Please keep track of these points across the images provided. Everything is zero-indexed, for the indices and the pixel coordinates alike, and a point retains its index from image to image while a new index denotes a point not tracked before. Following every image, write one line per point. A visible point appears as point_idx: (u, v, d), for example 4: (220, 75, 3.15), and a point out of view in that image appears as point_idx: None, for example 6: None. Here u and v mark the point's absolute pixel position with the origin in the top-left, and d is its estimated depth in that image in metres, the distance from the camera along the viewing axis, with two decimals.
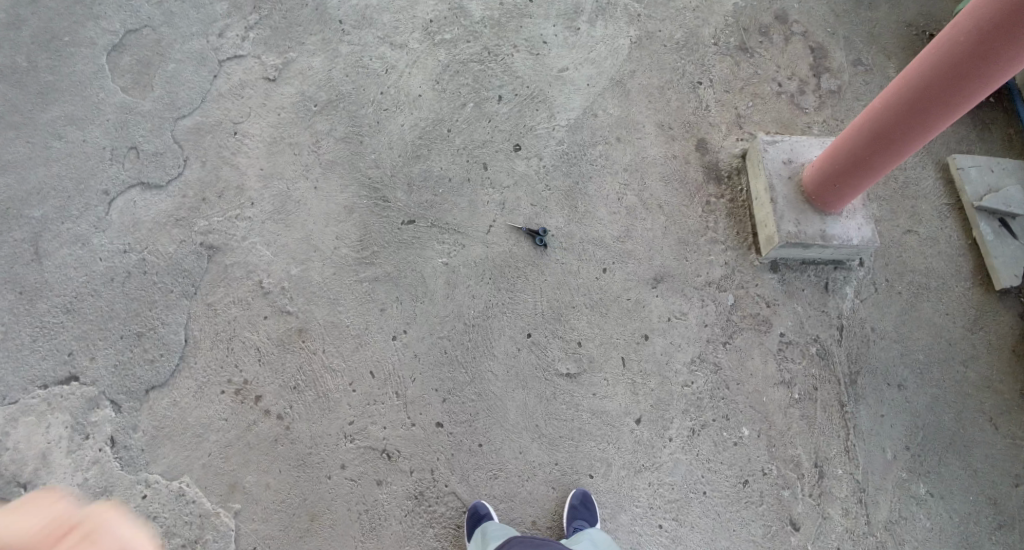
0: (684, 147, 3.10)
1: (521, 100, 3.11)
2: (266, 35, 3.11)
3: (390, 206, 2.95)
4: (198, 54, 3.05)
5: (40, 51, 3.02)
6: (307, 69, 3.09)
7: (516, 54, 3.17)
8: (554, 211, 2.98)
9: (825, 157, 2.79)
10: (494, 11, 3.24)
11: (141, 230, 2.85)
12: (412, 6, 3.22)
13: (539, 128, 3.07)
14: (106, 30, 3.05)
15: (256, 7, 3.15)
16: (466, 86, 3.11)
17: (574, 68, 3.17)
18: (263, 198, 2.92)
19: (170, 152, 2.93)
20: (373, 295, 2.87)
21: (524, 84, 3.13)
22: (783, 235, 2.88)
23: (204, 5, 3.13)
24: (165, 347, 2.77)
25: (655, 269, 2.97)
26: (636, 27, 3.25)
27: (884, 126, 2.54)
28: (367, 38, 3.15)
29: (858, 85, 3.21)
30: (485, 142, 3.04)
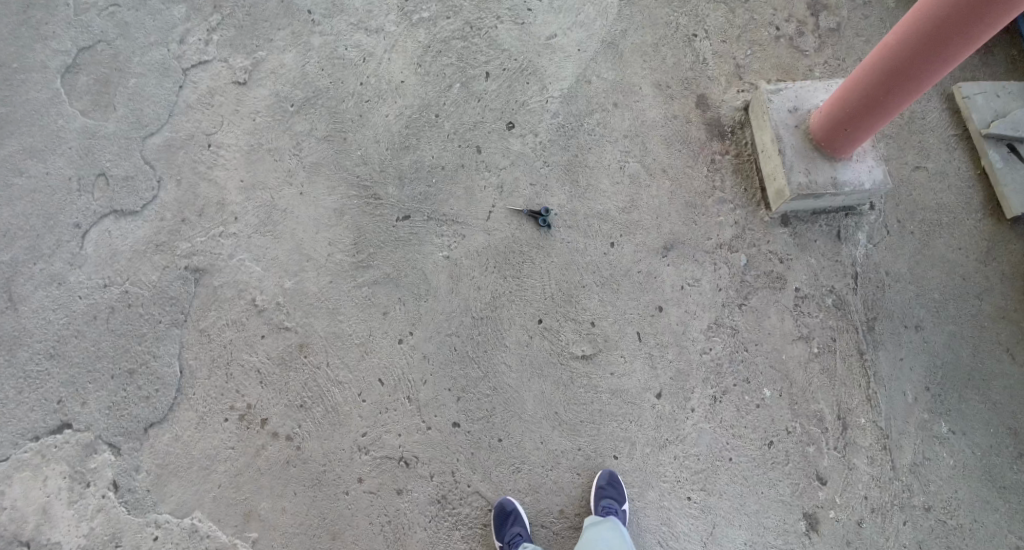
0: (684, 105, 2.95)
1: (509, 75, 2.94)
2: (230, 35, 2.91)
3: (383, 202, 2.79)
4: (160, 65, 2.85)
5: None
6: (279, 67, 2.90)
7: (500, 26, 3.00)
8: (555, 189, 2.84)
9: (835, 99, 2.66)
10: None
11: (121, 261, 2.67)
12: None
13: (532, 103, 2.91)
14: (57, 50, 2.84)
15: (217, 7, 2.94)
16: (451, 66, 2.94)
17: (562, 34, 3.00)
18: (246, 211, 2.75)
19: (142, 173, 2.74)
20: (374, 300, 2.71)
21: (511, 57, 2.96)
22: (794, 188, 2.76)
23: (159, 11, 2.92)
24: (160, 382, 2.60)
25: (663, 237, 2.84)
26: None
27: (901, 62, 2.40)
28: (339, 26, 2.96)
29: (858, 20, 3.06)
30: (476, 123, 2.88)
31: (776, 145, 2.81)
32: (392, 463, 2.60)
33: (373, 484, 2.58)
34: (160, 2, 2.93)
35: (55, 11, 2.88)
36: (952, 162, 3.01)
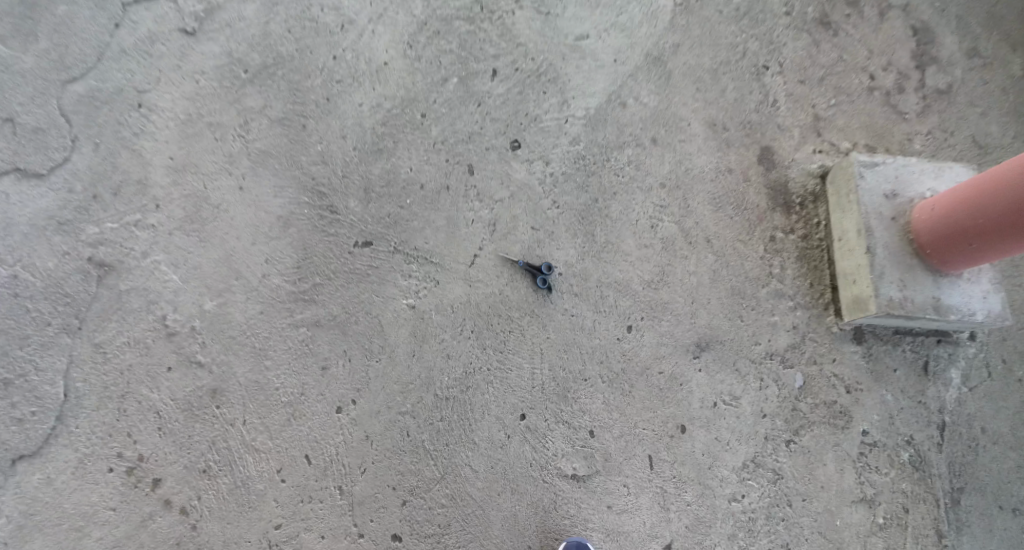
0: (741, 156, 2.25)
1: (522, 77, 2.16)
2: None
3: (340, 219, 2.00)
4: None
5: None
6: (236, 18, 2.11)
7: (517, 13, 2.20)
8: (563, 242, 2.13)
9: (968, 201, 2.02)
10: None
11: (12, 236, 1.97)
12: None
13: (545, 118, 2.11)
14: None
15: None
16: (450, 53, 2.16)
17: (597, 33, 2.22)
18: (172, 199, 1.97)
19: (55, 127, 2.01)
20: (314, 348, 2.03)
21: (528, 55, 2.18)
22: (884, 304, 2.11)
23: None
24: (38, 404, 1.95)
25: (698, 332, 2.18)
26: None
27: None
28: None
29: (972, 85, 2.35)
30: (472, 133, 2.09)
31: (863, 238, 2.16)
32: None
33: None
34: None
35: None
36: None
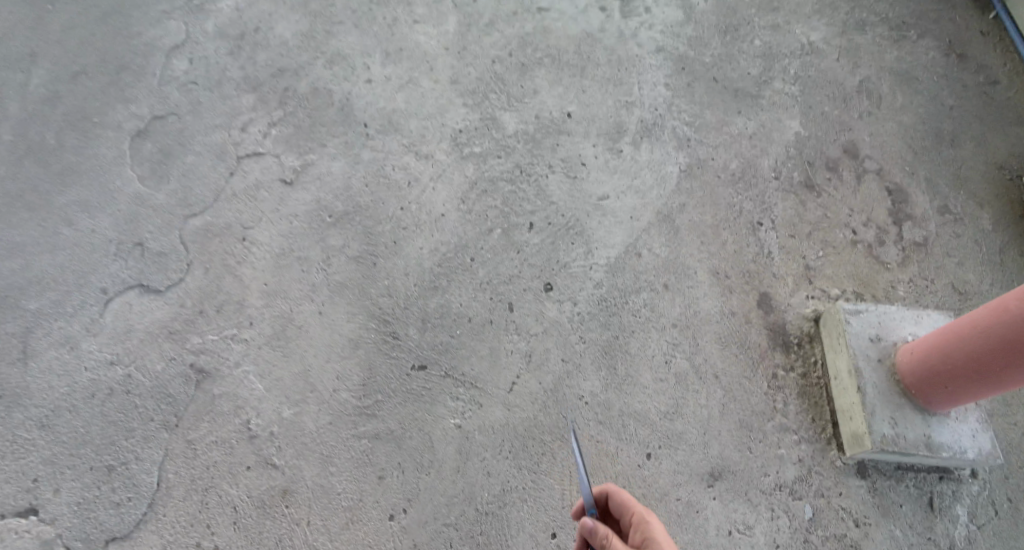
0: (742, 301, 2.57)
1: (554, 231, 2.67)
2: (288, 133, 2.76)
3: (402, 345, 2.55)
4: (219, 147, 2.72)
5: (66, 128, 2.69)
6: (327, 174, 2.72)
7: (551, 176, 2.73)
8: (588, 371, 2.52)
9: (936, 352, 2.27)
10: (530, 125, 2.80)
11: (132, 340, 2.49)
12: (442, 112, 2.82)
13: (573, 265, 2.63)
14: (135, 114, 2.73)
15: (282, 103, 2.80)
16: (494, 208, 2.70)
17: (614, 196, 2.70)
18: (263, 316, 2.55)
19: (176, 253, 2.58)
20: (373, 458, 2.43)
21: (558, 211, 2.69)
22: (878, 440, 2.31)
23: (231, 97, 2.79)
24: (134, 491, 2.35)
25: (711, 462, 2.44)
26: (684, 154, 2.75)
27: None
28: (392, 145, 2.77)
29: (946, 237, 2.59)
30: (511, 277, 2.62)
31: (855, 379, 2.38)
32: None
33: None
34: (232, 88, 2.81)
35: (143, 78, 2.78)
36: None
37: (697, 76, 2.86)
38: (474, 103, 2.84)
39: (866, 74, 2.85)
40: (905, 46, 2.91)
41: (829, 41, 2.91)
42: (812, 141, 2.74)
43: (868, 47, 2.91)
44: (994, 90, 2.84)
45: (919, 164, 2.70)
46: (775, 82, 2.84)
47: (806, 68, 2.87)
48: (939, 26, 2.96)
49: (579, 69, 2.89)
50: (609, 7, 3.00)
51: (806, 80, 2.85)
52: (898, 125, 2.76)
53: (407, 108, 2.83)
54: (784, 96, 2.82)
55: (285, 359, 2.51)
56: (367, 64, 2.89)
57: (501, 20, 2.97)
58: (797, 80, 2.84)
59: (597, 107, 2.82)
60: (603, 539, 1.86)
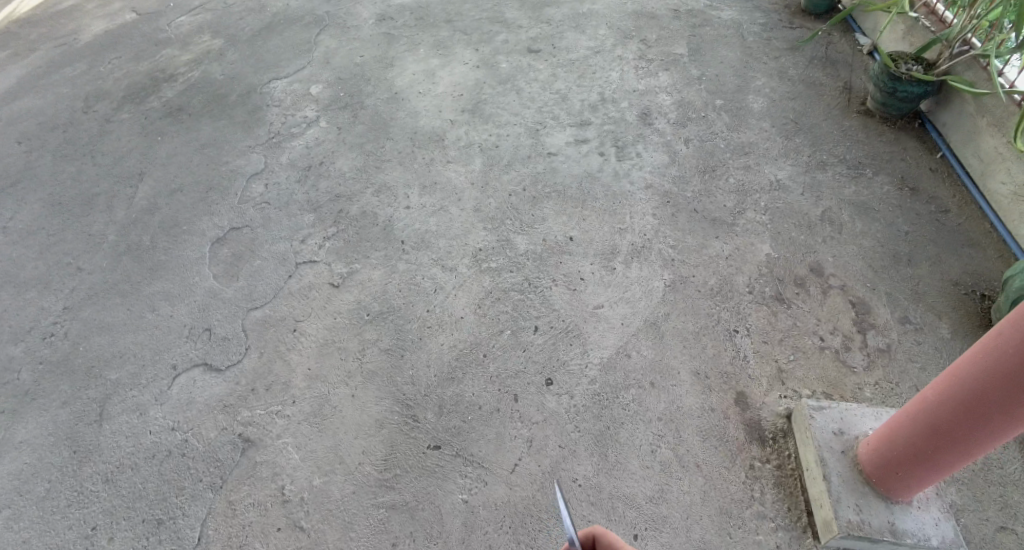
0: (721, 398, 2.85)
1: (555, 333, 3.02)
2: (338, 246, 3.29)
3: (420, 426, 2.92)
4: (281, 255, 3.27)
5: (161, 235, 3.36)
6: (368, 281, 3.19)
7: (554, 288, 3.11)
8: (582, 456, 2.82)
9: (880, 442, 2.55)
10: (538, 247, 3.23)
11: (192, 410, 2.96)
12: (465, 234, 3.29)
13: (572, 363, 2.97)
14: (216, 225, 3.38)
15: (336, 222, 3.36)
16: (505, 313, 3.07)
17: (608, 306, 3.05)
18: (303, 395, 2.99)
19: (236, 338, 3.08)
20: (388, 526, 2.74)
21: (559, 317, 3.05)
22: (843, 523, 2.55)
23: (295, 214, 3.39)
24: (178, 541, 2.73)
25: (692, 544, 2.64)
26: (669, 272, 3.10)
27: (941, 422, 2.35)
28: (422, 259, 3.23)
29: (909, 344, 2.81)
30: (518, 371, 2.98)
31: (820, 468, 2.64)
32: None
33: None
34: (297, 208, 3.41)
35: (228, 196, 3.47)
36: None
37: (679, 208, 3.28)
38: (494, 226, 3.30)
39: (829, 206, 3.21)
40: (862, 182, 3.29)
41: (796, 179, 3.32)
42: (783, 261, 3.07)
43: (830, 183, 3.30)
44: (946, 217, 3.14)
45: (880, 281, 2.97)
46: (748, 213, 3.23)
47: (775, 201, 3.26)
48: (892, 166, 3.35)
49: (580, 202, 3.35)
50: (607, 153, 3.53)
51: (777, 211, 3.23)
52: (857, 248, 3.07)
53: (438, 230, 3.30)
54: (755, 224, 3.19)
55: (321, 433, 2.92)
56: (407, 194, 3.43)
57: (517, 162, 3.52)
58: (766, 211, 3.23)
59: (595, 233, 3.24)
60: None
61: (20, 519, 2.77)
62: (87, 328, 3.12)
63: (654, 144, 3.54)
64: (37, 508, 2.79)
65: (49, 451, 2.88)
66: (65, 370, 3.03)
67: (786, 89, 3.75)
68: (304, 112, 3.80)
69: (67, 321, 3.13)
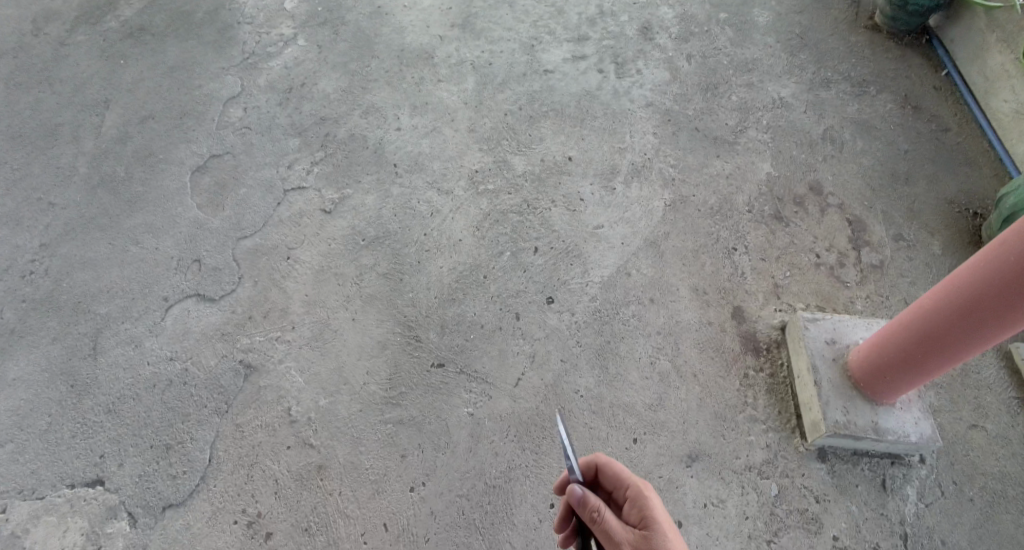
0: (719, 313, 2.98)
1: (555, 254, 3.10)
2: (328, 171, 3.25)
3: (423, 346, 2.97)
4: (267, 181, 3.21)
5: (136, 165, 3.25)
6: (360, 205, 3.18)
7: (553, 210, 3.17)
8: (584, 370, 2.92)
9: (874, 346, 2.73)
10: (536, 167, 3.26)
11: (189, 340, 2.94)
12: (460, 155, 3.29)
13: (572, 282, 3.05)
14: (195, 153, 3.28)
15: (324, 146, 3.31)
16: (504, 235, 3.13)
17: (608, 226, 3.13)
18: (304, 320, 2.99)
19: (228, 268, 3.05)
20: (396, 440, 2.81)
21: (559, 237, 3.12)
22: (830, 424, 2.73)
23: (279, 139, 3.33)
24: (189, 465, 2.75)
25: (689, 446, 2.80)
26: (668, 192, 3.18)
27: (935, 328, 2.51)
28: (417, 182, 3.23)
29: (900, 259, 2.97)
30: (519, 291, 3.04)
31: (810, 374, 2.82)
32: None
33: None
34: (281, 133, 3.34)
35: (203, 123, 3.36)
36: (1014, 427, 2.85)
37: (680, 126, 3.34)
38: (489, 147, 3.32)
39: (830, 124, 3.32)
40: (865, 100, 3.39)
41: (799, 96, 3.41)
42: (782, 181, 3.18)
43: (832, 101, 3.39)
44: (946, 136, 3.28)
45: (877, 199, 3.12)
46: (749, 132, 3.32)
47: (778, 118, 3.35)
48: (895, 83, 3.44)
49: (578, 120, 3.38)
50: (606, 69, 3.54)
51: (777, 128, 3.32)
52: (857, 167, 3.20)
53: (432, 152, 3.30)
54: (757, 143, 3.28)
55: (323, 355, 2.94)
56: (397, 114, 3.40)
57: (513, 79, 3.51)
58: (767, 129, 3.32)
59: (594, 152, 3.29)
60: (592, 510, 2.10)
61: (25, 452, 2.75)
62: (68, 264, 3.03)
63: (655, 61, 3.56)
64: (41, 441, 2.77)
65: (45, 387, 2.85)
66: (51, 308, 2.96)
67: (792, 2, 3.76)
68: (280, 29, 3.69)
69: (45, 258, 3.04)
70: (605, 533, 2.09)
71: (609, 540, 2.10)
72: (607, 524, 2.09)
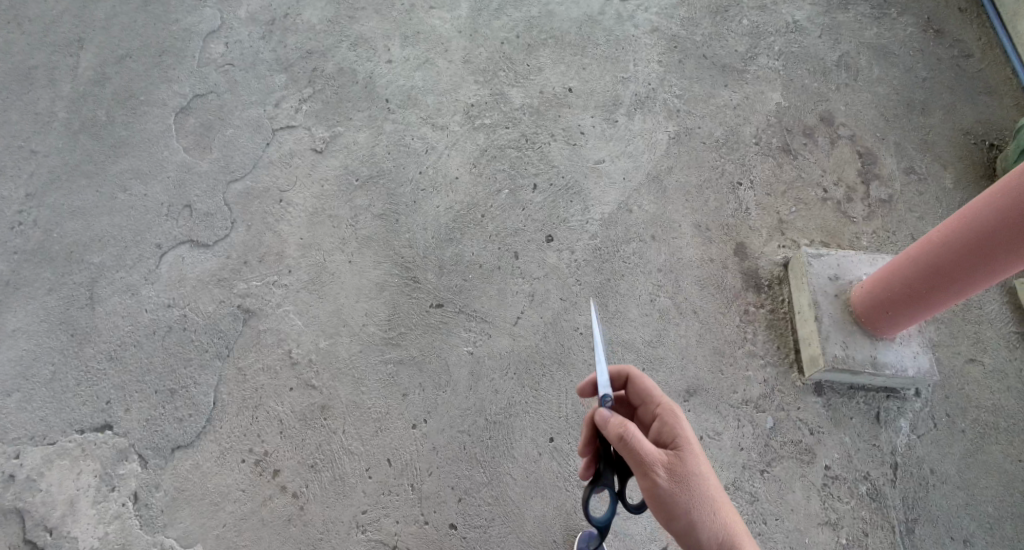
0: (722, 249, 2.97)
1: (555, 191, 3.06)
2: (317, 108, 3.18)
3: (421, 286, 2.92)
4: (254, 121, 3.14)
5: (117, 107, 3.15)
6: (353, 143, 3.13)
7: (553, 144, 3.14)
8: (584, 308, 2.89)
9: (877, 282, 2.67)
10: (535, 99, 3.22)
11: (185, 286, 2.87)
12: (456, 89, 3.24)
13: (572, 220, 3.01)
14: (176, 93, 3.17)
15: (311, 82, 3.23)
16: (503, 172, 3.09)
17: (610, 161, 3.11)
18: (299, 263, 2.93)
19: (220, 213, 2.98)
20: (397, 379, 2.79)
21: (559, 173, 3.09)
22: (829, 359, 2.72)
23: (265, 75, 3.23)
24: (194, 408, 2.71)
25: (688, 381, 2.79)
26: (673, 123, 3.18)
27: (943, 261, 2.45)
28: (410, 118, 3.18)
29: (909, 195, 3.04)
30: (518, 230, 3.00)
31: (812, 309, 2.79)
32: None
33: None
34: (266, 69, 3.24)
35: (184, 61, 3.24)
36: (1010, 362, 2.87)
37: (687, 53, 3.32)
38: (485, 79, 3.26)
39: (847, 50, 3.35)
40: (884, 23, 3.42)
41: (815, 22, 3.42)
42: (792, 110, 3.21)
43: (849, 25, 3.41)
44: (967, 63, 3.31)
45: (889, 131, 3.17)
46: (761, 58, 3.32)
47: (790, 44, 3.36)
48: (917, 8, 3.46)
49: (580, 50, 3.33)
50: None
51: (789, 56, 3.33)
52: (872, 96, 3.24)
53: (426, 85, 3.24)
54: (768, 71, 3.29)
55: (319, 298, 2.89)
56: (388, 46, 3.32)
57: (509, 5, 3.43)
58: (779, 56, 3.33)
59: (595, 83, 3.26)
60: (621, 428, 1.99)
61: (32, 400, 2.70)
62: (56, 214, 2.96)
63: None
64: (47, 389, 2.72)
65: (45, 336, 2.78)
66: (44, 258, 2.89)
67: None
68: None
69: (34, 209, 2.96)
70: (634, 453, 1.99)
71: (637, 461, 1.99)
72: (638, 443, 1.98)
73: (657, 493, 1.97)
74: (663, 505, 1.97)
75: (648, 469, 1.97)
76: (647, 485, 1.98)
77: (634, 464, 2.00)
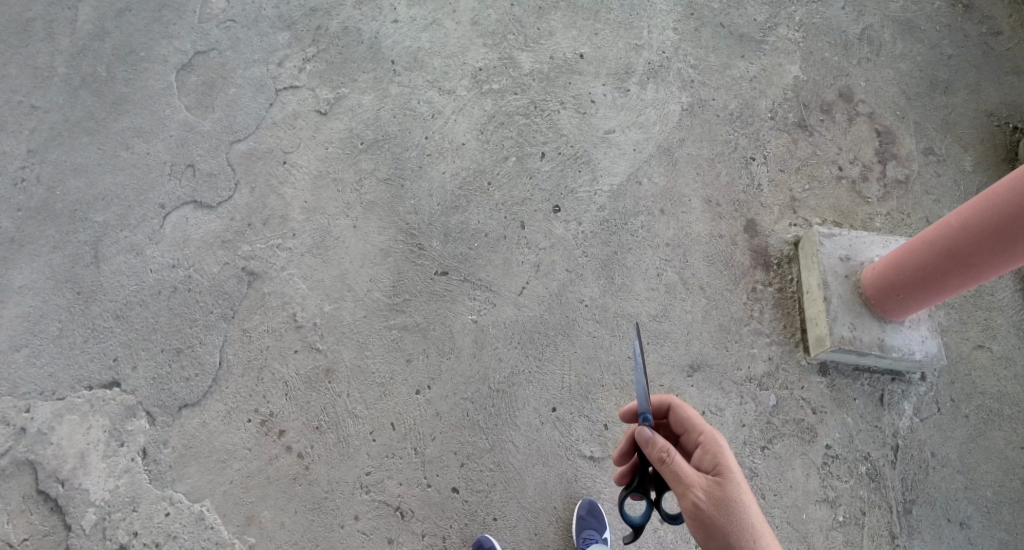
0: (731, 226, 2.92)
1: (563, 160, 3.01)
2: (322, 68, 3.12)
3: (427, 254, 2.90)
4: (258, 81, 3.08)
5: (117, 63, 3.11)
6: (357, 106, 3.07)
7: (562, 111, 3.07)
8: (589, 280, 2.86)
9: (889, 263, 2.61)
10: (544, 65, 3.14)
11: (190, 247, 2.87)
12: (464, 52, 3.16)
13: (580, 191, 2.96)
14: (178, 49, 3.12)
15: (315, 41, 3.16)
16: (510, 139, 3.03)
17: (620, 131, 3.04)
18: (303, 227, 2.91)
19: (224, 174, 2.96)
20: (401, 344, 2.79)
21: (568, 143, 3.03)
22: (836, 339, 2.67)
23: (267, 33, 3.16)
24: (200, 367, 2.73)
25: (692, 356, 2.76)
26: (687, 94, 3.09)
27: (959, 246, 2.39)
28: (417, 81, 3.12)
29: (927, 176, 2.96)
30: (524, 199, 2.95)
31: (821, 290, 2.74)
32: (388, 509, 2.61)
33: (367, 525, 2.60)
34: (268, 27, 3.17)
35: (184, 16, 3.18)
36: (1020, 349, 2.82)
37: (704, 21, 3.21)
38: (493, 42, 3.18)
39: (870, 23, 3.22)
40: None
41: None
42: (810, 85, 3.11)
43: None
44: (996, 41, 3.18)
45: (909, 109, 3.07)
46: (780, 28, 3.20)
47: (812, 15, 3.24)
48: None
49: (593, 14, 3.23)
50: None
51: (810, 27, 3.21)
52: (894, 72, 3.13)
53: (433, 47, 3.17)
54: (787, 42, 3.18)
55: (324, 262, 2.88)
56: (394, 5, 3.24)
57: None
58: (800, 26, 3.21)
59: (607, 49, 3.17)
60: (661, 450, 1.99)
61: (41, 355, 2.73)
62: (59, 170, 2.95)
63: None
64: (55, 345, 2.74)
65: (53, 293, 2.80)
66: (47, 216, 2.89)
67: None
68: None
69: (36, 164, 2.95)
70: (674, 474, 1.98)
71: (679, 483, 1.98)
72: (678, 465, 1.98)
73: (697, 514, 1.95)
74: (702, 527, 1.95)
75: (688, 490, 1.96)
76: (688, 505, 1.97)
77: (674, 487, 1.99)
